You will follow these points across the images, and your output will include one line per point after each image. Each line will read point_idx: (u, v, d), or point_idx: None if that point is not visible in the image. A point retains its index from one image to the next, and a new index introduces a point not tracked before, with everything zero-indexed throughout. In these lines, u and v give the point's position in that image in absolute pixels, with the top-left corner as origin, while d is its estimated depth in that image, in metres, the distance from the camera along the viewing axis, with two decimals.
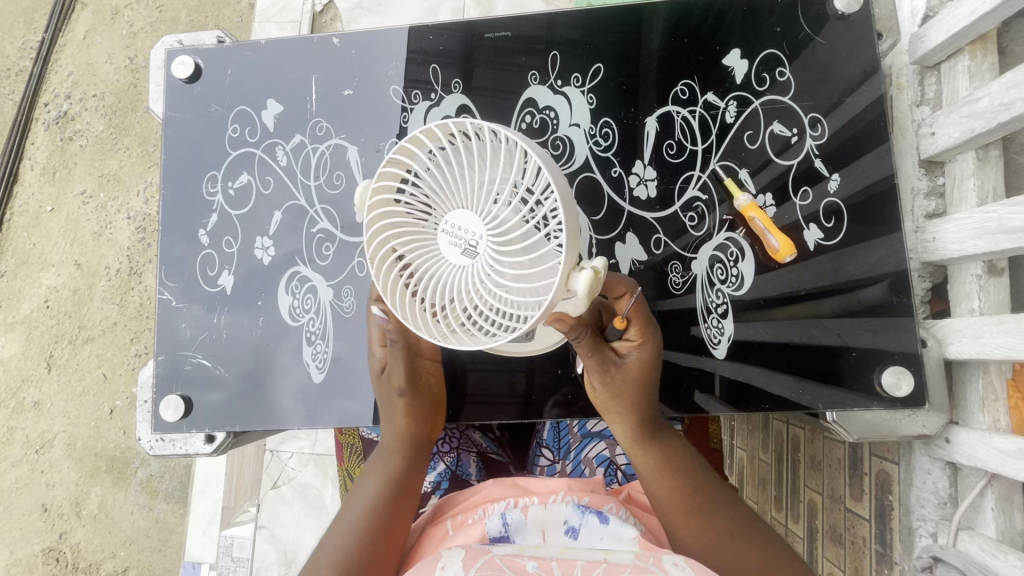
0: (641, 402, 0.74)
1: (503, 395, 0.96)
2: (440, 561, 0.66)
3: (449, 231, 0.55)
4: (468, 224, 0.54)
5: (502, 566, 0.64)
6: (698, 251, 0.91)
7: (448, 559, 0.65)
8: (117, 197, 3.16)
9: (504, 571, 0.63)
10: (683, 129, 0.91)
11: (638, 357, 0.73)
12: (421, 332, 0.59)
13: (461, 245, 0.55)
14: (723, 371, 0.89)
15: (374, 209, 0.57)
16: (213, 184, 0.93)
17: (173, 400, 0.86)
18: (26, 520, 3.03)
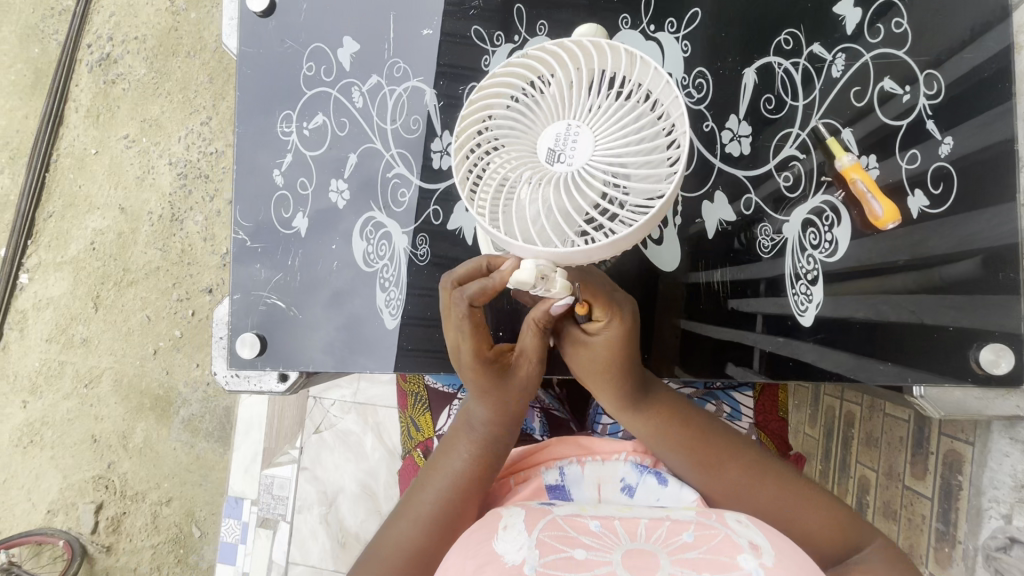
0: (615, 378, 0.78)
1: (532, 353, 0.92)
2: (502, 520, 0.64)
3: (567, 127, 0.60)
4: (580, 145, 0.59)
5: (564, 527, 0.62)
6: (790, 214, 0.87)
7: (511, 518, 0.64)
8: (159, 142, 3.19)
9: (566, 530, 0.62)
10: (783, 82, 0.88)
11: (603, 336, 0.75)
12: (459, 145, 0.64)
13: (556, 148, 0.60)
14: (763, 346, 0.87)
15: (552, 54, 0.62)
16: (287, 123, 0.91)
17: (249, 337, 0.88)
18: (77, 448, 3.22)
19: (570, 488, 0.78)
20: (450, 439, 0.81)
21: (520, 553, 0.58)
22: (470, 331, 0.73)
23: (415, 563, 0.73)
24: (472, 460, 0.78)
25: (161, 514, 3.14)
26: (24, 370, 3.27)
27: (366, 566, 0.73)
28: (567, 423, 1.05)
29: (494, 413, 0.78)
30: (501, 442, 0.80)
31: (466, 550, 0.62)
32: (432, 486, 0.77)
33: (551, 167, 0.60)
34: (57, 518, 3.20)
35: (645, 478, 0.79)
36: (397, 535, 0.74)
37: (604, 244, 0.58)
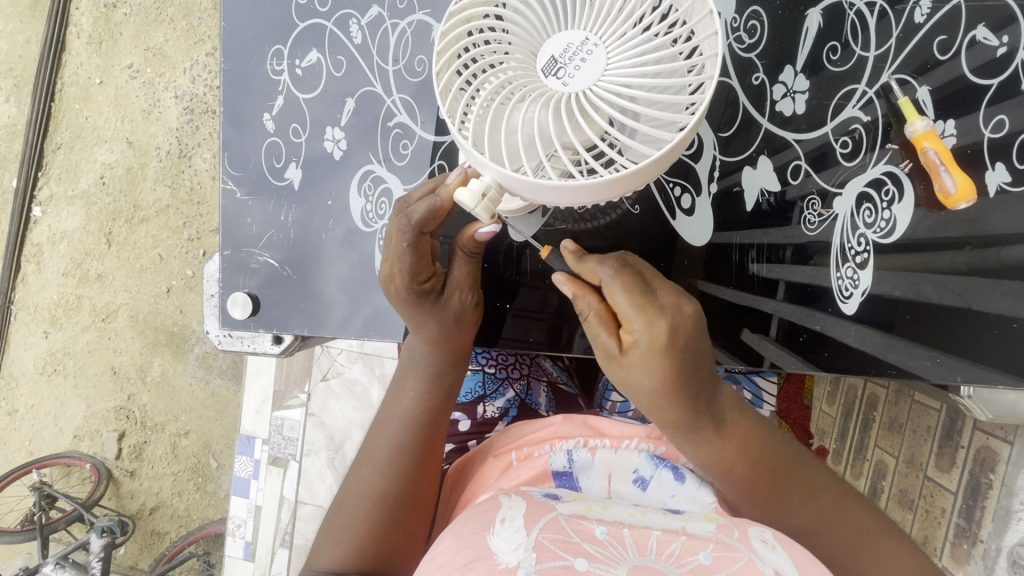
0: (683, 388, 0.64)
1: (532, 310, 0.84)
2: (500, 512, 0.61)
3: (582, 38, 0.48)
4: (585, 69, 0.48)
5: (566, 529, 0.59)
6: (845, 186, 0.77)
7: (510, 512, 0.61)
8: (164, 73, 3.06)
9: (570, 534, 0.58)
10: (853, 28, 0.75)
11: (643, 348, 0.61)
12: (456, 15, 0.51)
13: (559, 59, 0.49)
14: (781, 314, 0.79)
15: None
16: (278, 61, 0.81)
17: (240, 297, 0.82)
18: (98, 379, 3.33)
19: (578, 476, 0.74)
20: (396, 382, 0.73)
21: (515, 553, 0.55)
22: (411, 259, 0.62)
23: (383, 514, 0.68)
24: (419, 399, 0.71)
25: (180, 445, 3.27)
26: (43, 302, 3.34)
27: (336, 527, 0.68)
28: (575, 399, 1.01)
29: (434, 346, 0.70)
30: (450, 373, 0.72)
31: (458, 540, 0.59)
32: (385, 432, 0.71)
33: (543, 80, 0.49)
34: (83, 443, 3.37)
35: (660, 473, 0.74)
36: (357, 482, 0.70)
37: (555, 189, 0.49)
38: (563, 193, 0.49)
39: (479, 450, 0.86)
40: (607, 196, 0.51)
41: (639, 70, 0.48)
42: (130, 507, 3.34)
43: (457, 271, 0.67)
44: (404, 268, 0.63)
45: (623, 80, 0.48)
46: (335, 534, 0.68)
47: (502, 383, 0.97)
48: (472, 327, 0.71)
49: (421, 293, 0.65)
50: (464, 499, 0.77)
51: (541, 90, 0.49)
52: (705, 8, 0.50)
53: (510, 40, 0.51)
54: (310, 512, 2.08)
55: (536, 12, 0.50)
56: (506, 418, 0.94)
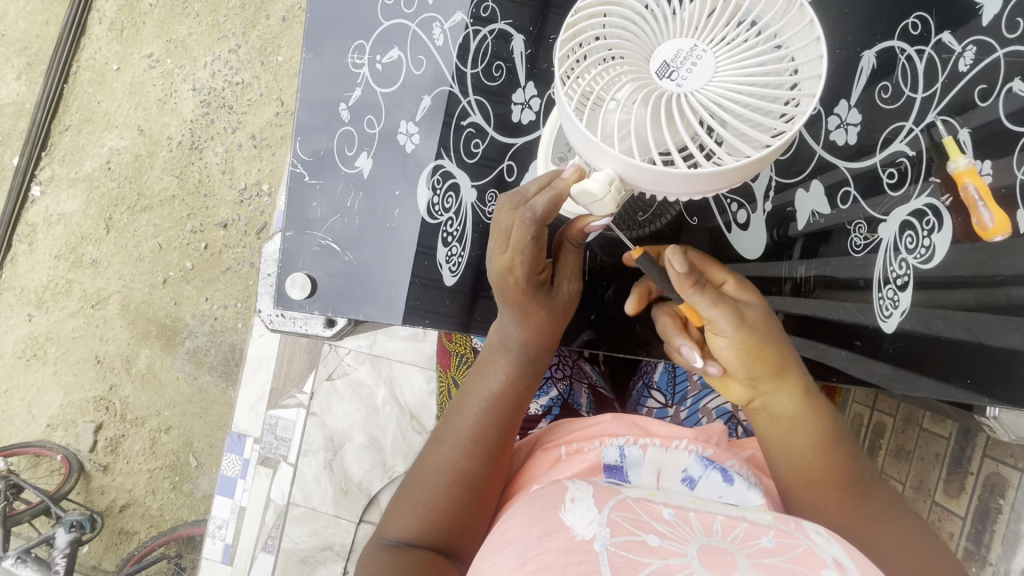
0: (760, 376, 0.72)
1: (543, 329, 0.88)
2: (568, 492, 0.64)
3: (692, 45, 0.53)
4: (697, 71, 0.52)
5: (635, 509, 0.62)
6: (889, 213, 0.83)
7: (579, 492, 0.64)
8: (184, 65, 3.09)
9: (639, 513, 0.61)
10: (904, 71, 0.82)
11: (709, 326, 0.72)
12: (575, 15, 0.55)
13: (671, 63, 0.53)
14: (786, 345, 0.86)
15: None
16: (360, 55, 0.85)
17: (300, 278, 0.84)
18: (80, 367, 3.24)
19: (628, 470, 0.76)
20: (481, 362, 0.72)
21: (590, 528, 0.58)
22: (530, 251, 0.61)
23: (458, 495, 0.66)
24: (507, 383, 0.69)
25: (160, 440, 3.18)
26: (31, 284, 3.28)
27: (409, 497, 0.68)
28: (613, 403, 1.03)
29: (531, 331, 0.68)
30: (540, 359, 0.71)
31: (529, 515, 0.62)
32: (469, 412, 0.69)
33: (658, 81, 0.53)
34: (56, 433, 3.26)
35: (709, 473, 0.76)
36: (432, 458, 0.69)
37: (666, 177, 0.52)
38: (674, 185, 0.53)
39: (524, 444, 0.88)
40: (699, 192, 0.55)
41: (747, 78, 0.52)
42: (100, 503, 3.21)
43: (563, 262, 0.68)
44: (522, 260, 0.62)
45: (730, 84, 0.52)
46: (408, 505, 0.67)
47: (547, 381, 0.99)
48: (566, 319, 0.71)
49: (532, 284, 0.64)
50: (514, 488, 0.78)
51: (652, 91, 0.53)
52: (805, 19, 0.54)
53: (623, 43, 0.55)
54: (302, 515, 2.04)
55: (648, 21, 0.54)
56: (550, 415, 0.96)
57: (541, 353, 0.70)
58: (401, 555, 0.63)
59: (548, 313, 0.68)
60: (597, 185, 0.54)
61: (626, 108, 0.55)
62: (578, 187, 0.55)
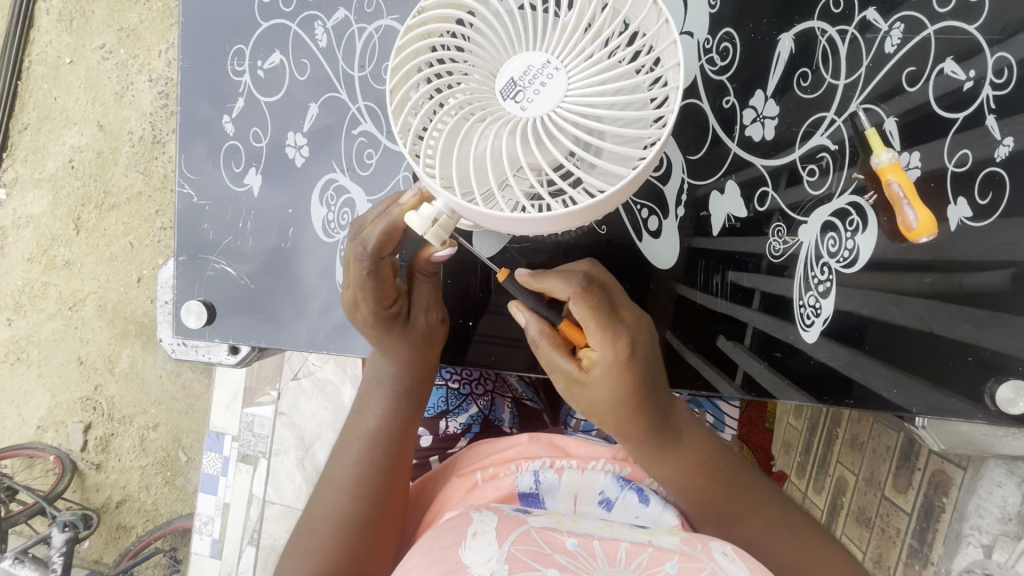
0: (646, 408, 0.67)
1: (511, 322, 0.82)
2: (472, 526, 0.64)
3: (543, 61, 0.47)
4: (545, 92, 0.47)
5: (536, 541, 0.63)
6: (810, 215, 0.77)
7: (482, 525, 0.64)
8: (138, 55, 2.97)
9: (540, 547, 0.61)
10: (824, 55, 0.75)
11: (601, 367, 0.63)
12: (420, 22, 0.50)
13: (518, 82, 0.48)
14: (757, 324, 0.78)
15: None
16: (239, 61, 0.78)
17: (195, 306, 0.79)
18: (63, 368, 3.24)
19: (545, 497, 0.75)
20: (361, 400, 0.71)
21: (488, 565, 0.58)
22: (371, 282, 0.61)
23: (347, 539, 0.65)
24: (385, 417, 0.68)
25: (148, 438, 3.20)
26: (7, 287, 3.26)
27: (300, 550, 0.66)
28: (541, 415, 1.00)
29: (400, 365, 0.68)
30: (416, 392, 0.70)
31: (430, 556, 0.61)
32: (349, 452, 0.68)
33: (502, 103, 0.48)
34: (47, 434, 3.29)
35: (625, 494, 0.75)
36: (320, 507, 0.67)
37: (506, 221, 0.48)
38: (515, 223, 0.49)
39: (443, 468, 0.85)
40: (555, 229, 0.51)
41: (598, 100, 0.47)
42: (95, 500, 3.27)
43: (420, 291, 0.67)
44: (362, 293, 0.62)
45: (582, 105, 0.47)
46: (300, 557, 0.65)
47: (465, 399, 0.98)
48: (439, 346, 0.69)
49: (385, 315, 0.63)
50: (429, 519, 0.76)
51: (500, 115, 0.48)
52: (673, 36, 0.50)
53: (472, 55, 0.49)
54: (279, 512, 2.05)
55: (496, 32, 0.49)
56: (468, 434, 0.95)
57: (413, 384, 0.69)
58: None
59: (413, 344, 0.67)
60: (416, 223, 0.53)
61: (470, 133, 0.49)
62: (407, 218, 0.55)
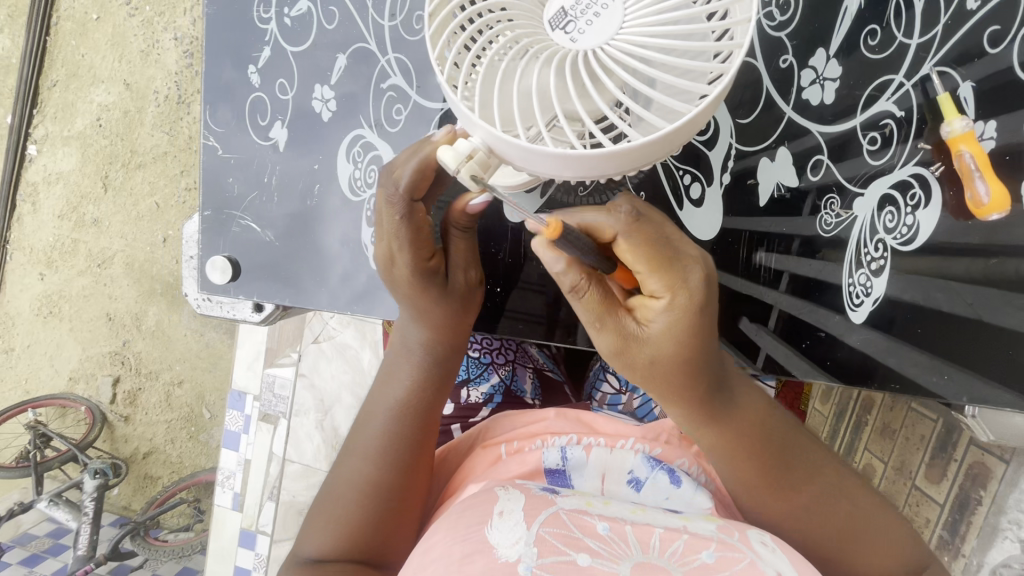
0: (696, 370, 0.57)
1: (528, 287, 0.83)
2: (498, 505, 0.65)
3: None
4: (599, 23, 0.44)
5: (566, 525, 0.63)
6: (868, 187, 0.72)
7: (508, 505, 0.65)
8: (163, 12, 2.94)
9: (570, 530, 0.62)
10: (896, 12, 0.69)
11: (660, 320, 0.55)
12: None
13: (570, 12, 0.44)
14: (783, 306, 0.76)
15: None
16: (265, 8, 0.74)
17: (220, 261, 0.78)
18: (93, 324, 3.34)
19: (571, 474, 0.73)
20: (388, 366, 0.72)
21: (514, 546, 0.59)
22: (407, 232, 0.60)
23: (374, 506, 0.67)
24: (413, 388, 0.69)
25: (174, 393, 3.29)
26: (38, 243, 3.35)
27: (324, 512, 0.68)
28: (563, 387, 0.99)
29: (430, 332, 0.69)
30: (443, 359, 0.71)
31: (455, 533, 0.62)
32: (374, 423, 0.70)
33: (550, 34, 0.45)
34: (79, 386, 3.42)
35: (656, 475, 0.73)
36: (348, 471, 0.69)
37: (550, 160, 0.46)
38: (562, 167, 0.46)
39: (464, 437, 0.85)
40: (605, 174, 0.48)
41: (658, 31, 0.43)
42: (124, 450, 3.40)
43: (455, 247, 0.67)
44: (398, 248, 0.61)
45: (638, 37, 0.43)
46: (325, 523, 0.67)
47: (487, 368, 0.95)
48: (475, 308, 0.71)
49: (424, 269, 0.63)
50: (451, 489, 0.77)
51: (547, 47, 0.45)
52: None
53: None
54: (298, 470, 2.11)
55: None
56: (489, 404, 0.92)
57: (439, 361, 0.70)
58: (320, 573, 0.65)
59: (448, 304, 0.67)
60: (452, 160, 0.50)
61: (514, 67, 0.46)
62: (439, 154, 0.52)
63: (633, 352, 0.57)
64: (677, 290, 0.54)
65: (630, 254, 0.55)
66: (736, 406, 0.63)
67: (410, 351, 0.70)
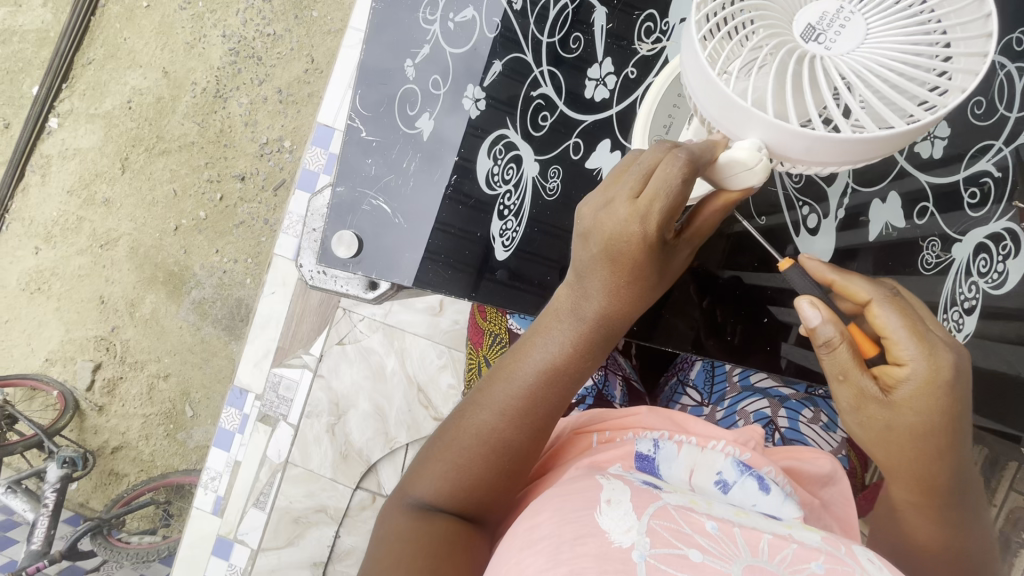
0: (923, 444, 0.65)
1: None
2: (604, 493, 0.65)
3: (838, 8, 0.54)
4: (846, 35, 0.54)
5: (675, 519, 0.62)
6: (965, 234, 0.80)
7: (615, 494, 0.64)
8: (215, 9, 3.02)
9: (680, 524, 0.61)
10: (1000, 87, 0.79)
11: (907, 386, 0.63)
12: None
13: (817, 27, 0.55)
14: (793, 356, 0.90)
15: None
16: (432, 11, 0.81)
17: (347, 236, 0.82)
18: (83, 305, 3.21)
19: (661, 464, 0.74)
20: (538, 327, 0.71)
21: (628, 535, 0.59)
22: (680, 201, 0.60)
23: (495, 459, 0.69)
24: (563, 357, 0.69)
25: (157, 387, 3.15)
26: (41, 217, 3.26)
27: (440, 459, 0.71)
28: (644, 397, 1.09)
29: (610, 301, 0.67)
30: (603, 335, 0.70)
31: (562, 517, 0.62)
32: (511, 383, 0.70)
33: (804, 44, 0.54)
34: (54, 368, 3.24)
35: (745, 479, 0.73)
36: (476, 422, 0.70)
37: (808, 140, 0.54)
38: (818, 151, 0.54)
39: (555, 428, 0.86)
40: (843, 162, 0.56)
41: (896, 47, 0.53)
42: (92, 442, 3.21)
43: (693, 227, 0.67)
44: (657, 210, 0.60)
45: (878, 52, 0.53)
46: (439, 469, 0.70)
47: None
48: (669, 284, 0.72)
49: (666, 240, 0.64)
50: (545, 469, 0.79)
51: (798, 50, 0.55)
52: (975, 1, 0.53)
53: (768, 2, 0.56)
54: (298, 475, 2.03)
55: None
56: (582, 404, 1.01)
57: (596, 336, 0.69)
58: (428, 518, 0.69)
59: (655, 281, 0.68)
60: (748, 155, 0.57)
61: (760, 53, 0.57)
62: (725, 155, 0.59)
63: (864, 406, 0.66)
64: (927, 366, 0.62)
65: (884, 316, 0.64)
66: (949, 480, 0.68)
67: (567, 319, 0.69)
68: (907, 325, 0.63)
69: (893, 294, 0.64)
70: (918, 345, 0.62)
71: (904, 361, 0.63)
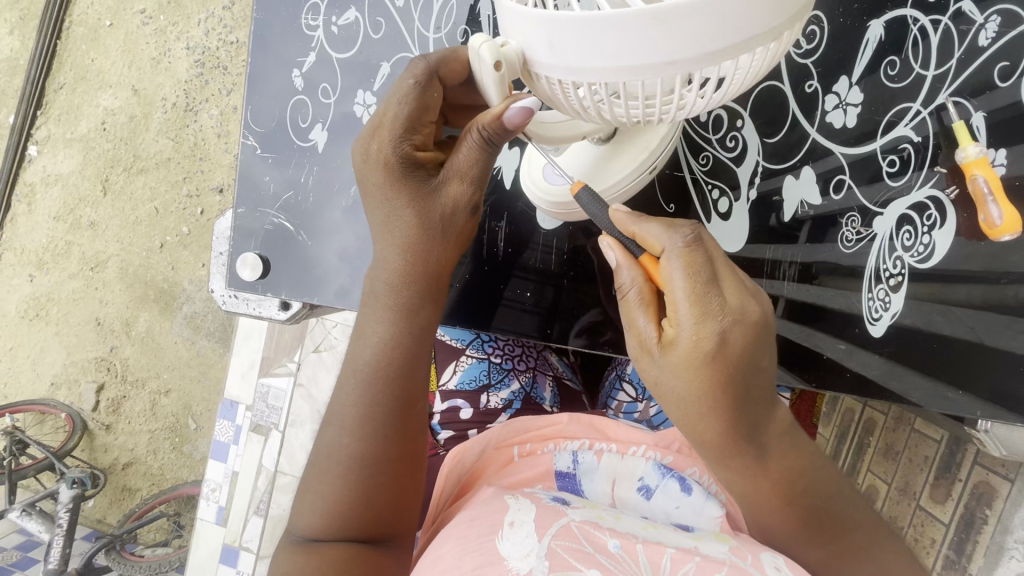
0: (722, 410, 0.59)
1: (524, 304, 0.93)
2: (509, 515, 0.63)
3: None
4: None
5: (577, 536, 0.61)
6: (886, 207, 0.78)
7: (520, 515, 0.63)
8: (177, 23, 2.98)
9: (582, 544, 0.60)
10: (914, 46, 0.77)
11: (683, 350, 0.57)
12: None
13: None
14: None
15: None
16: (314, 16, 0.86)
17: (251, 258, 0.84)
18: (81, 328, 3.26)
19: (582, 480, 0.76)
20: (365, 323, 0.73)
21: (525, 559, 0.57)
22: (410, 109, 0.66)
23: (365, 476, 0.71)
24: (383, 349, 0.72)
25: (160, 403, 3.20)
26: (31, 245, 3.30)
27: (312, 490, 0.73)
28: (580, 395, 1.13)
29: (406, 266, 0.70)
30: (421, 304, 0.72)
31: (465, 542, 0.61)
32: (350, 394, 0.73)
33: None
34: (60, 392, 3.32)
35: (666, 482, 0.76)
36: (329, 443, 0.73)
37: (580, 26, 0.48)
38: (594, 38, 0.48)
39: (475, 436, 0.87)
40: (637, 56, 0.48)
41: None
42: (103, 461, 3.29)
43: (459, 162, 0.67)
44: (390, 122, 0.66)
45: None
46: (312, 500, 0.72)
47: (509, 374, 1.07)
48: (463, 222, 0.70)
49: (412, 157, 0.67)
50: (465, 487, 0.81)
51: None
52: None
53: None
54: (289, 483, 2.04)
55: None
56: (509, 409, 1.05)
57: (416, 320, 0.72)
58: (313, 550, 0.71)
59: (426, 219, 0.68)
60: (484, 49, 0.55)
61: None
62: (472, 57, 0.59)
63: (650, 366, 0.62)
64: (701, 324, 0.56)
65: (672, 270, 0.58)
66: (764, 440, 0.63)
67: (382, 310, 0.72)
68: (689, 279, 0.57)
69: (688, 244, 0.57)
70: (691, 305, 0.56)
71: (681, 319, 0.57)
